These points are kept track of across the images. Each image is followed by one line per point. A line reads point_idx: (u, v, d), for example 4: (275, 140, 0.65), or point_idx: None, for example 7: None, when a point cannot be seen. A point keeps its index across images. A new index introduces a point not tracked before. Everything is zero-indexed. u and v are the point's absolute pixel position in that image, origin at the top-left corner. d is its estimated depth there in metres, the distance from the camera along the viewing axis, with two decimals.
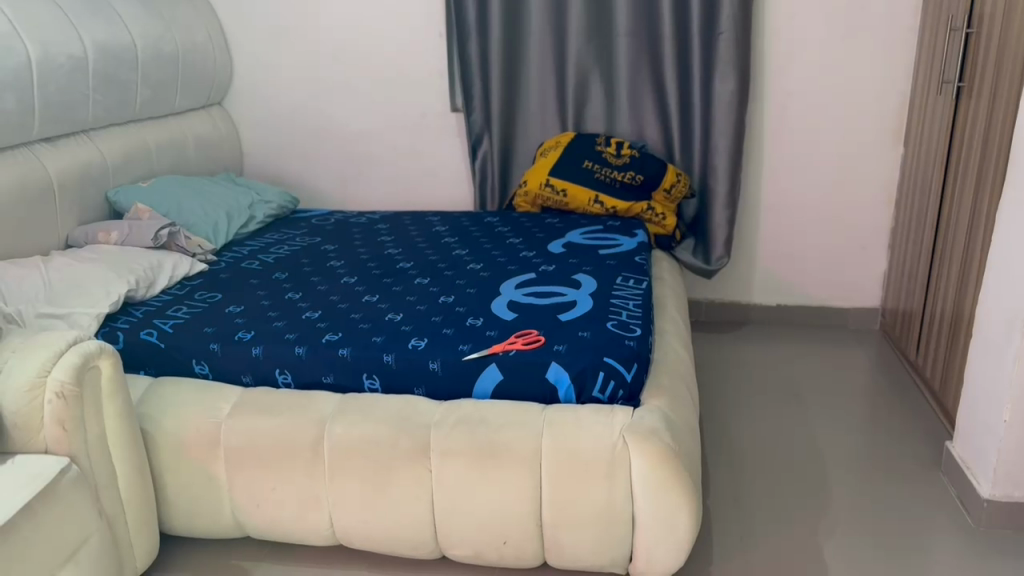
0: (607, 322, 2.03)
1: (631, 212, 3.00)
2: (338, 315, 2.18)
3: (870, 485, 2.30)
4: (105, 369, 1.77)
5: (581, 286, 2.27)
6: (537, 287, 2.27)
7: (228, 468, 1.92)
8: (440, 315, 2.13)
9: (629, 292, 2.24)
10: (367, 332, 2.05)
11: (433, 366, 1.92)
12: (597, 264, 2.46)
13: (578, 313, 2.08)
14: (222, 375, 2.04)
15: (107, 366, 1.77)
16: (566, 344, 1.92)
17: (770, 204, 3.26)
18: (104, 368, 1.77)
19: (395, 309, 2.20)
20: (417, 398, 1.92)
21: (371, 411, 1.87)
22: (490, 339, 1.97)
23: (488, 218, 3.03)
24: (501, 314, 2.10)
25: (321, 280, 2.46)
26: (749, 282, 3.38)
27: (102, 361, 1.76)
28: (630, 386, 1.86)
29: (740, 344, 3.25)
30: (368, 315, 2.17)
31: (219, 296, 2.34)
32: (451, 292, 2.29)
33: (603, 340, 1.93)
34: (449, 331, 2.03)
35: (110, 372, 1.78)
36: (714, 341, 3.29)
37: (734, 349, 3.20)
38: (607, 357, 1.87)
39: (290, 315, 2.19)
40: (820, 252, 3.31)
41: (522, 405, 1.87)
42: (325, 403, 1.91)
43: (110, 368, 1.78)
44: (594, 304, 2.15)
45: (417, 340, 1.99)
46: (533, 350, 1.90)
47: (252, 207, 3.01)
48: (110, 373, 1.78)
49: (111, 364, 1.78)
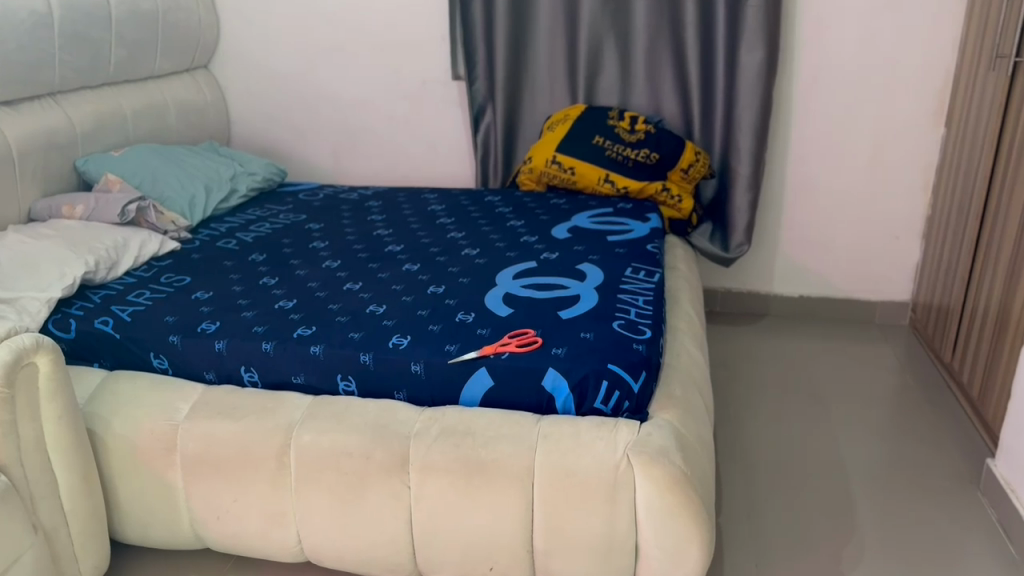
0: (613, 322, 1.80)
1: (644, 193, 2.76)
2: (315, 306, 1.96)
3: (900, 503, 2.08)
4: (43, 367, 1.56)
5: (586, 279, 2.04)
6: (537, 279, 2.05)
7: (186, 476, 1.72)
8: (427, 308, 1.91)
9: (639, 287, 2.01)
10: (345, 326, 1.83)
11: (416, 368, 1.70)
12: (605, 253, 2.23)
13: (580, 309, 1.86)
14: (183, 371, 1.83)
15: (44, 364, 1.56)
16: (565, 347, 1.70)
17: (796, 188, 3.01)
18: (41, 367, 1.56)
19: (378, 300, 1.98)
20: (397, 403, 1.71)
21: (343, 417, 1.67)
22: (481, 338, 1.75)
23: (489, 197, 2.81)
24: (495, 309, 1.88)
25: (300, 264, 2.24)
26: (770, 271, 3.14)
27: (38, 359, 1.55)
28: (637, 397, 1.64)
29: (758, 339, 3.02)
30: (348, 306, 1.95)
31: (188, 280, 2.14)
32: (442, 282, 2.07)
33: (608, 343, 1.71)
34: (437, 327, 1.81)
35: (48, 371, 1.57)
36: (729, 334, 3.06)
37: (751, 344, 2.98)
38: (611, 363, 1.64)
39: (262, 305, 1.98)
40: (848, 240, 3.06)
41: (514, 415, 1.65)
42: (294, 405, 1.71)
43: (49, 367, 1.57)
44: (599, 300, 1.92)
45: (399, 337, 1.78)
46: (528, 354, 1.68)
47: (234, 179, 2.80)
48: (49, 373, 1.57)
49: (50, 362, 1.56)
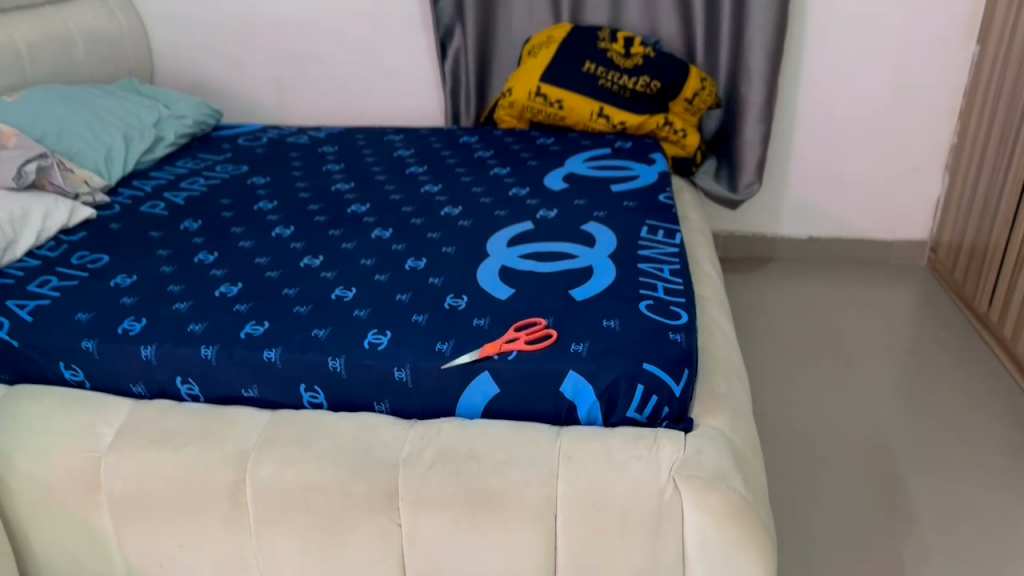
0: (639, 303, 1.46)
1: (644, 129, 2.39)
2: (266, 291, 1.58)
3: (953, 496, 1.86)
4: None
5: (596, 244, 1.69)
6: (536, 246, 1.69)
7: (114, 519, 1.37)
8: (407, 290, 1.55)
9: (661, 254, 1.66)
10: (305, 320, 1.46)
11: (400, 375, 1.35)
12: (611, 208, 1.87)
13: (596, 287, 1.52)
14: (104, 383, 1.46)
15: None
16: (587, 340, 1.36)
17: (809, 117, 2.67)
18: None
19: (343, 281, 1.61)
20: (378, 418, 1.37)
21: (312, 441, 1.32)
22: (480, 331, 1.40)
23: (464, 139, 2.42)
24: (492, 290, 1.53)
25: (246, 234, 1.85)
26: (778, 210, 2.82)
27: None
28: (679, 402, 1.32)
29: (767, 288, 2.72)
30: (306, 291, 1.57)
31: (106, 260, 1.73)
32: (421, 254, 1.70)
33: (638, 334, 1.37)
34: (421, 317, 1.46)
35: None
36: (734, 283, 2.76)
37: (760, 295, 2.68)
38: (647, 362, 1.31)
39: (199, 292, 1.59)
40: (866, 175, 2.74)
41: (526, 429, 1.32)
42: (248, 427, 1.36)
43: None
44: (617, 273, 1.57)
45: (375, 332, 1.42)
46: (543, 352, 1.34)
47: (159, 125, 2.35)
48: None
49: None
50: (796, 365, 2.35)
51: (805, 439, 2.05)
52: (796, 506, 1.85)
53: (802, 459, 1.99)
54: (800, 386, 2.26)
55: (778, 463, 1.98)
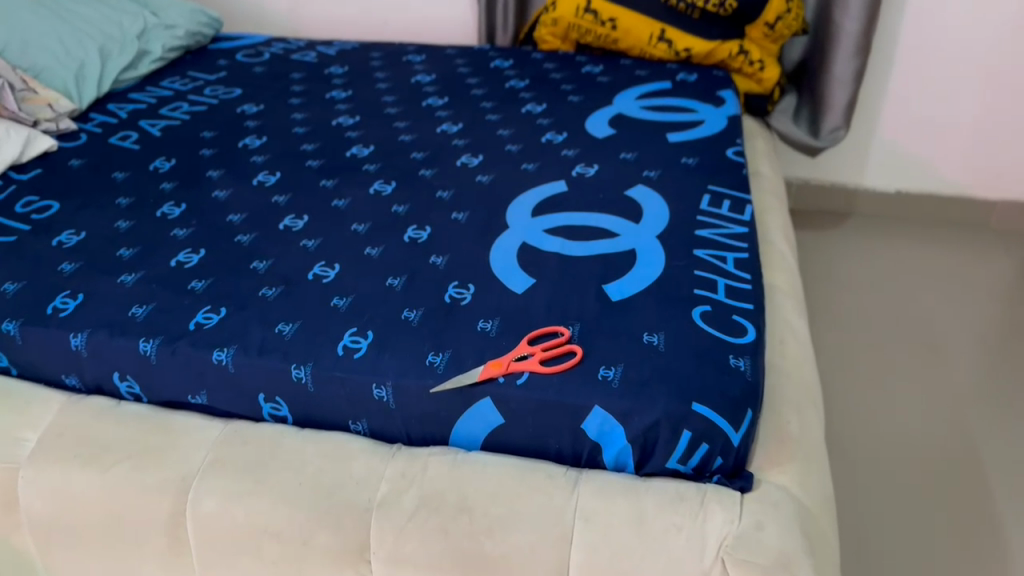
0: (692, 309, 1.13)
1: (712, 58, 1.99)
2: (232, 264, 1.29)
3: None
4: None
5: (643, 218, 1.35)
6: (568, 220, 1.36)
7: (38, 542, 1.14)
8: (400, 273, 1.24)
9: (724, 234, 1.32)
10: (269, 308, 1.17)
11: (380, 394, 1.07)
12: (666, 166, 1.52)
13: (640, 282, 1.19)
14: (33, 372, 1.21)
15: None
16: (620, 363, 1.04)
17: (911, 49, 2.23)
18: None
19: (326, 254, 1.30)
20: (353, 443, 1.09)
21: (268, 471, 1.06)
22: (485, 340, 1.10)
23: (496, 64, 2.05)
24: (508, 280, 1.22)
25: (223, 181, 1.55)
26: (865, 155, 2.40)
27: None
28: (736, 453, 1.01)
29: (844, 250, 2.35)
30: (279, 265, 1.28)
31: (55, 208, 1.46)
32: (424, 220, 1.38)
33: (688, 356, 1.05)
34: (413, 312, 1.15)
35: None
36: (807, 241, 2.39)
37: (834, 261, 2.31)
38: (698, 401, 0.99)
39: (153, 259, 1.31)
40: (973, 121, 2.30)
41: (537, 473, 1.03)
42: (194, 446, 1.10)
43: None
44: (667, 262, 1.24)
45: (353, 332, 1.12)
46: (563, 376, 1.03)
47: (143, 36, 2.02)
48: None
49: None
50: (873, 348, 2.00)
51: (881, 449, 1.73)
52: (864, 535, 1.56)
53: (877, 471, 1.68)
54: (876, 377, 1.91)
55: (847, 476, 1.67)
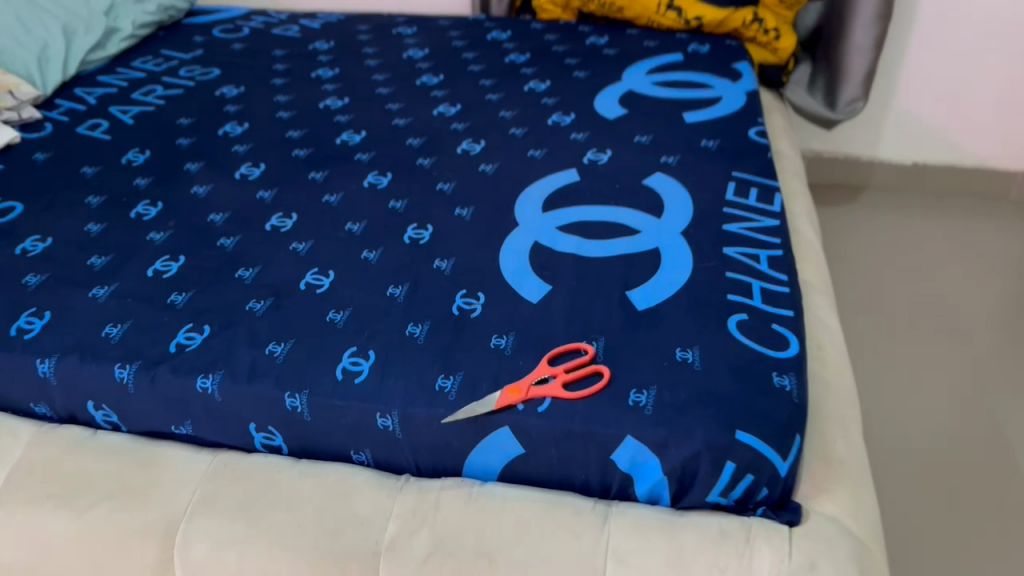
0: (727, 320, 1.03)
1: (725, 27, 1.85)
2: (215, 272, 1.17)
3: None
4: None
5: (665, 212, 1.24)
6: (582, 215, 1.24)
7: None
8: (402, 279, 1.13)
9: (755, 228, 1.21)
10: (257, 325, 1.06)
11: (385, 424, 0.96)
12: (686, 150, 1.40)
13: (667, 288, 1.08)
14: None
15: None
16: (653, 386, 0.93)
17: (933, 14, 2.09)
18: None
19: (318, 259, 1.18)
20: (356, 477, 0.99)
21: (263, 512, 0.95)
22: (500, 359, 0.99)
23: (494, 36, 1.90)
24: (520, 285, 1.10)
25: (203, 174, 1.42)
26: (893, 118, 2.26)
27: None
28: (783, 484, 0.92)
29: (862, 227, 2.24)
30: (267, 273, 1.16)
31: (18, 211, 1.33)
32: (425, 218, 1.26)
33: (727, 375, 0.95)
34: (419, 327, 1.04)
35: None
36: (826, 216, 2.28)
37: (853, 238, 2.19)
38: (742, 430, 0.89)
39: (127, 269, 1.19)
40: (997, 91, 2.16)
41: (561, 508, 0.94)
42: (179, 483, 0.99)
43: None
44: (695, 263, 1.13)
45: (352, 352, 1.01)
46: (589, 402, 0.92)
47: (111, 12, 1.87)
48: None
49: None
50: (900, 330, 1.89)
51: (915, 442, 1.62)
52: None
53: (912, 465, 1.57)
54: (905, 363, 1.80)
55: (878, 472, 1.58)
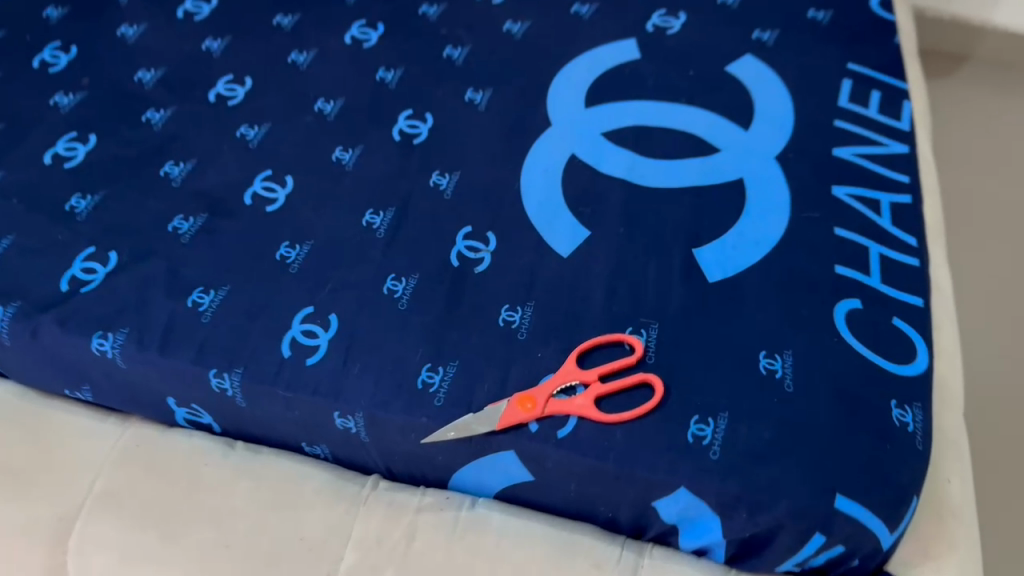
0: (834, 311, 0.74)
1: None
2: (134, 165, 0.86)
3: None
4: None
5: (753, 124, 0.90)
6: (638, 118, 0.91)
7: None
8: (386, 202, 0.82)
9: (876, 157, 0.88)
10: (182, 258, 0.77)
11: (347, 426, 0.70)
12: (789, 17, 1.01)
13: (750, 250, 0.78)
14: None
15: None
16: (725, 413, 0.66)
17: None
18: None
19: (274, 156, 0.87)
20: (304, 480, 0.74)
21: (178, 525, 0.72)
22: (511, 346, 0.71)
23: None
24: (546, 227, 0.80)
25: (133, 5, 1.05)
26: None
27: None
28: (883, 558, 0.67)
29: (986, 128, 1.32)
30: (204, 172, 0.85)
31: None
32: (424, 103, 0.92)
33: (826, 404, 0.68)
34: (403, 283, 0.75)
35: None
36: (946, 88, 1.37)
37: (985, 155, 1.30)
38: (843, 494, 0.64)
39: (19, 151, 0.88)
40: None
41: (578, 556, 0.70)
42: (75, 470, 0.75)
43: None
44: (790, 210, 0.82)
45: (305, 316, 0.73)
46: (631, 430, 0.66)
47: None
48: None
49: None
50: None
51: None
52: None
53: None
54: None
55: None
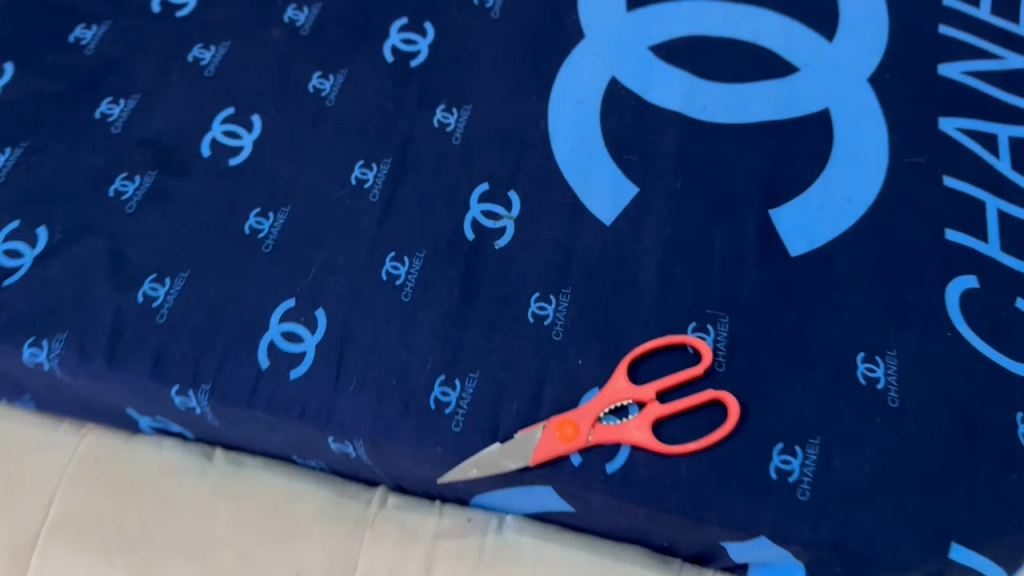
0: (946, 293, 0.59)
1: None
2: (63, 104, 0.69)
3: None
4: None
5: (839, 32, 0.71)
6: (692, 24, 0.71)
7: None
8: (380, 150, 0.65)
9: (993, 74, 0.69)
10: (129, 235, 0.62)
11: (344, 450, 0.57)
12: None
13: (842, 210, 0.62)
14: None
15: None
16: (816, 439, 0.53)
17: None
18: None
19: (238, 89, 0.69)
20: (299, 503, 0.62)
21: (151, 561, 0.60)
22: (544, 350, 0.56)
23: None
24: (583, 184, 0.63)
25: None
26: None
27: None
28: None
29: None
30: (151, 113, 0.68)
31: None
32: (422, 9, 0.73)
33: (939, 422, 0.54)
34: (405, 265, 0.60)
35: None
36: None
37: None
38: (961, 541, 0.51)
39: None
40: None
41: None
42: (27, 489, 0.64)
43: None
44: (888, 152, 0.65)
45: (285, 312, 0.58)
46: (697, 463, 0.53)
47: None
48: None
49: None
50: None
51: None
52: None
53: None
54: None
55: None
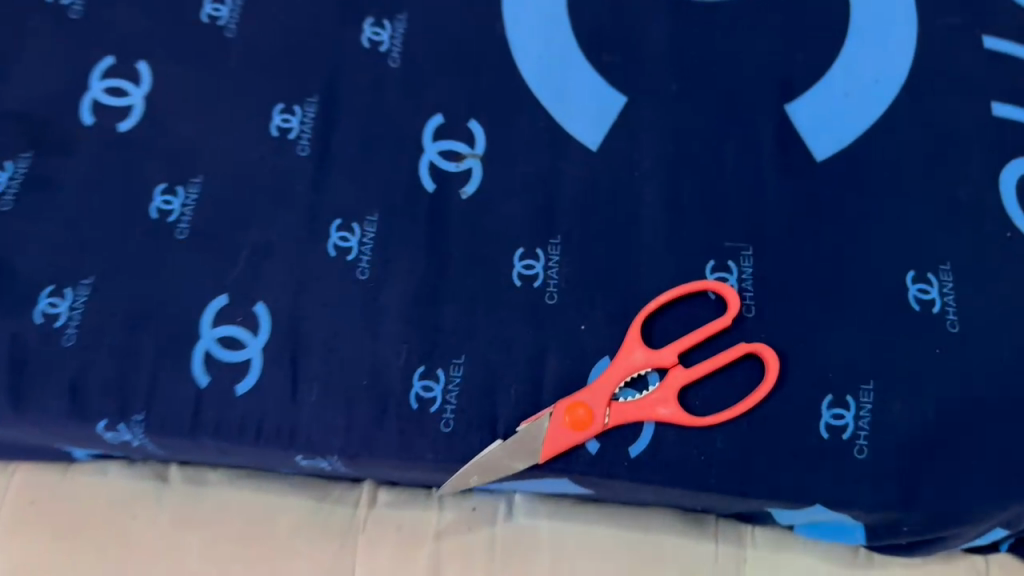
0: (999, 184, 0.50)
1: None
2: None
3: None
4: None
5: None
6: None
7: None
8: (302, 88, 0.53)
9: None
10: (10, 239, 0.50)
11: (319, 464, 0.48)
12: None
13: (871, 95, 0.51)
14: None
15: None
16: (870, 385, 0.46)
17: None
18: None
19: (115, 31, 0.54)
20: (277, 518, 0.54)
21: None
22: (538, 318, 0.47)
23: None
24: (558, 102, 0.52)
25: None
26: None
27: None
28: None
29: None
30: (8, 77, 0.53)
31: None
32: None
33: (1007, 345, 0.46)
34: (356, 233, 0.49)
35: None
36: None
37: None
38: None
39: None
40: None
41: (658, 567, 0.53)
42: None
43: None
44: (920, 12, 0.53)
45: (219, 313, 0.48)
46: (734, 431, 0.45)
47: None
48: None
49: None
50: None
51: None
52: None
53: None
54: None
55: None
